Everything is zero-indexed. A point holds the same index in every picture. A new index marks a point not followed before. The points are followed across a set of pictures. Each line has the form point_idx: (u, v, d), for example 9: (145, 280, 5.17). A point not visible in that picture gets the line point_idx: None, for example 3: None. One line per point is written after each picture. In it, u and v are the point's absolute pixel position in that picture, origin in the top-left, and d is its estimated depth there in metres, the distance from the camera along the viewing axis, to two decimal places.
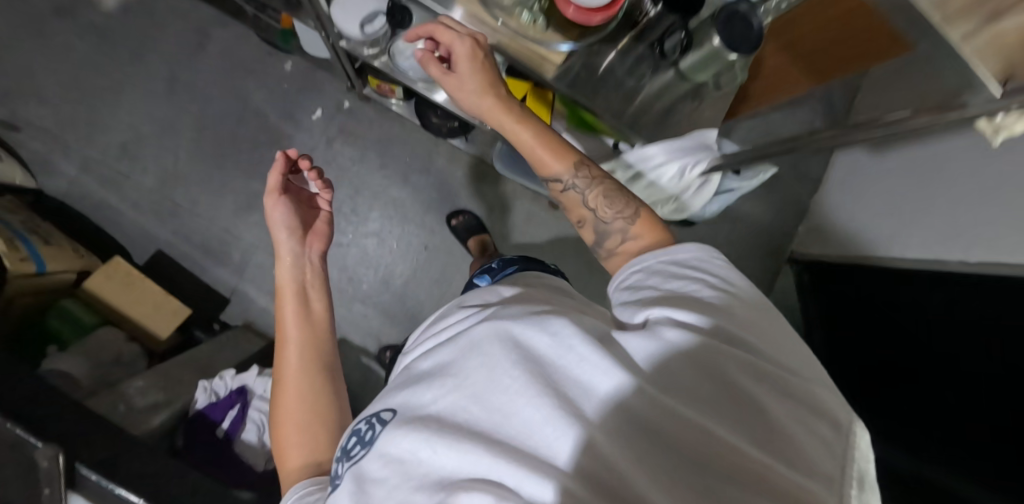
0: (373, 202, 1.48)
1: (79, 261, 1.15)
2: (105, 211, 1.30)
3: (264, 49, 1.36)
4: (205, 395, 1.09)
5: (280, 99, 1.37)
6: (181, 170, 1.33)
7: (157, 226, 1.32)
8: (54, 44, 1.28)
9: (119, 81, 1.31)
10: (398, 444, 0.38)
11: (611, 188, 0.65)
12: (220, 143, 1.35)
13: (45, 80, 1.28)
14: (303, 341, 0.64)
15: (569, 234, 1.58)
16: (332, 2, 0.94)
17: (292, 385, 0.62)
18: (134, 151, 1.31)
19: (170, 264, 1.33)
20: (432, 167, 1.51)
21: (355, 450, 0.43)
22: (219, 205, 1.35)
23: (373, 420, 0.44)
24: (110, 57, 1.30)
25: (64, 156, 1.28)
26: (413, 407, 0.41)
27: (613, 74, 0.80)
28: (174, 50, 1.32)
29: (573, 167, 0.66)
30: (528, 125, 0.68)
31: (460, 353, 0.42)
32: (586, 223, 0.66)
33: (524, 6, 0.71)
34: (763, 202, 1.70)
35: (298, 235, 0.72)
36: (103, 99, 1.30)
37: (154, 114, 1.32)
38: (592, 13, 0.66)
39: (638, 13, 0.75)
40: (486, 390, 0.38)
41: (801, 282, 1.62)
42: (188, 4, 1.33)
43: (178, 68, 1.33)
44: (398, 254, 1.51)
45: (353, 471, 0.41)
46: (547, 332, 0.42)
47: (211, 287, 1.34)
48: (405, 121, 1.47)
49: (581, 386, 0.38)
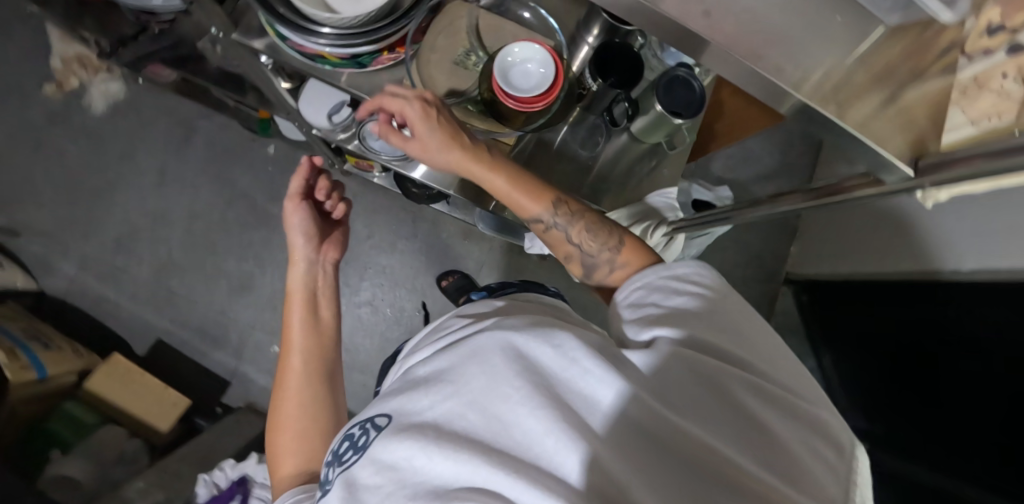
0: (364, 271, 1.52)
1: (79, 361, 1.18)
2: (104, 306, 1.33)
3: (248, 135, 1.41)
4: (205, 488, 1.05)
5: (266, 180, 1.41)
6: (175, 259, 1.37)
7: (154, 315, 1.35)
8: (50, 151, 1.35)
9: (112, 180, 1.37)
10: (392, 451, 0.36)
11: (593, 222, 0.64)
12: (211, 229, 1.39)
13: (43, 186, 1.34)
14: (309, 346, 0.63)
15: (560, 284, 1.58)
16: (299, 98, 1.03)
17: (294, 388, 0.59)
18: (129, 244, 1.36)
19: (168, 352, 1.34)
20: (418, 232, 1.55)
21: (347, 458, 0.41)
22: (212, 289, 1.37)
23: (366, 426, 0.42)
24: (103, 158, 1.37)
25: (63, 256, 1.33)
26: (407, 414, 0.39)
27: (568, 148, 0.82)
28: (162, 146, 1.39)
29: (552, 206, 0.65)
30: (502, 170, 0.66)
31: (459, 360, 0.40)
32: (573, 258, 0.66)
33: (467, 100, 0.73)
34: (749, 234, 1.70)
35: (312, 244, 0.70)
36: (98, 198, 1.36)
37: (147, 208, 1.37)
38: (532, 101, 0.68)
39: (581, 86, 0.76)
40: (487, 402, 0.36)
41: (800, 303, 1.66)
42: (172, 101, 1.39)
43: (167, 163, 1.39)
44: (393, 320, 1.52)
45: (343, 480, 0.39)
46: (552, 341, 0.39)
47: (209, 370, 1.35)
48: (388, 190, 1.53)
49: (586, 397, 0.36)
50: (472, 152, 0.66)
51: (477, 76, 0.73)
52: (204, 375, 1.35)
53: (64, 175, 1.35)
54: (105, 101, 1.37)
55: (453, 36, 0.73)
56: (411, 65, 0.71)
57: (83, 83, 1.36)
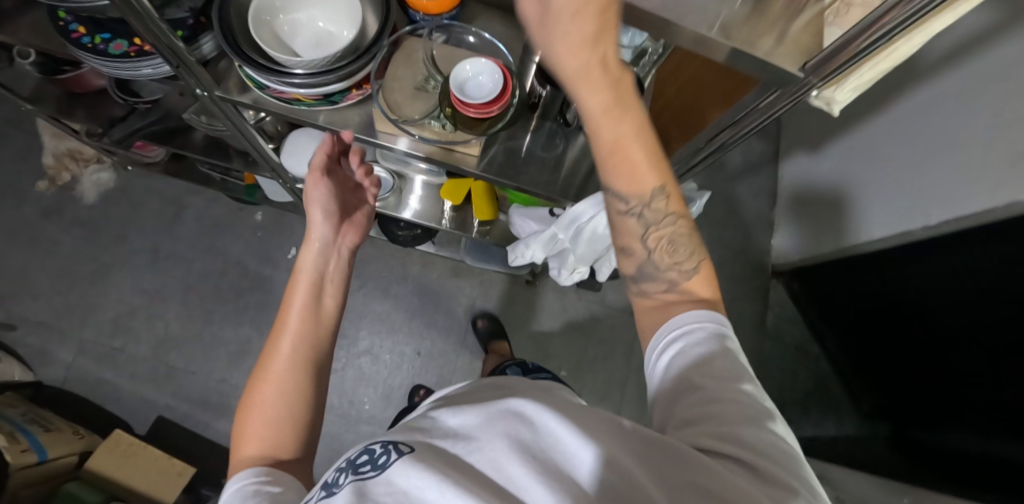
0: (359, 321, 1.54)
1: (79, 441, 1.17)
2: (103, 388, 1.33)
3: (235, 205, 1.48)
4: None
5: (256, 245, 1.46)
6: (171, 332, 1.39)
7: (154, 392, 1.35)
8: (45, 244, 1.40)
9: (106, 264, 1.41)
10: (407, 478, 0.34)
11: (680, 232, 0.56)
12: (206, 298, 1.42)
13: (39, 277, 1.38)
14: (305, 337, 0.62)
15: (553, 307, 1.61)
16: (282, 151, 1.10)
17: (280, 375, 0.59)
18: (126, 323, 1.38)
19: (171, 427, 1.33)
20: (408, 276, 1.58)
21: (357, 473, 0.38)
22: (211, 356, 1.38)
23: (384, 448, 0.39)
24: (96, 244, 1.42)
25: (60, 343, 1.34)
26: (437, 450, 0.37)
27: (533, 154, 0.91)
28: (153, 225, 1.45)
29: (658, 195, 0.53)
30: (631, 118, 0.50)
31: (498, 412, 0.40)
32: (631, 253, 0.58)
33: (432, 117, 0.82)
34: (728, 235, 1.75)
35: (329, 225, 0.72)
36: (93, 282, 1.39)
37: (141, 286, 1.41)
38: (490, 106, 0.75)
39: (533, 96, 0.87)
40: (518, 461, 0.35)
41: (792, 291, 1.69)
42: (161, 183, 1.48)
43: (159, 241, 1.44)
44: (394, 366, 1.52)
45: (353, 486, 0.36)
46: (590, 419, 0.40)
47: (213, 440, 1.33)
48: (375, 241, 1.59)
49: (607, 466, 0.35)
50: (624, 98, 0.49)
51: (436, 96, 0.82)
52: (210, 446, 1.33)
53: (59, 265, 1.39)
54: (96, 191, 1.44)
55: (411, 65, 0.81)
56: (378, 96, 0.80)
57: (74, 176, 1.44)
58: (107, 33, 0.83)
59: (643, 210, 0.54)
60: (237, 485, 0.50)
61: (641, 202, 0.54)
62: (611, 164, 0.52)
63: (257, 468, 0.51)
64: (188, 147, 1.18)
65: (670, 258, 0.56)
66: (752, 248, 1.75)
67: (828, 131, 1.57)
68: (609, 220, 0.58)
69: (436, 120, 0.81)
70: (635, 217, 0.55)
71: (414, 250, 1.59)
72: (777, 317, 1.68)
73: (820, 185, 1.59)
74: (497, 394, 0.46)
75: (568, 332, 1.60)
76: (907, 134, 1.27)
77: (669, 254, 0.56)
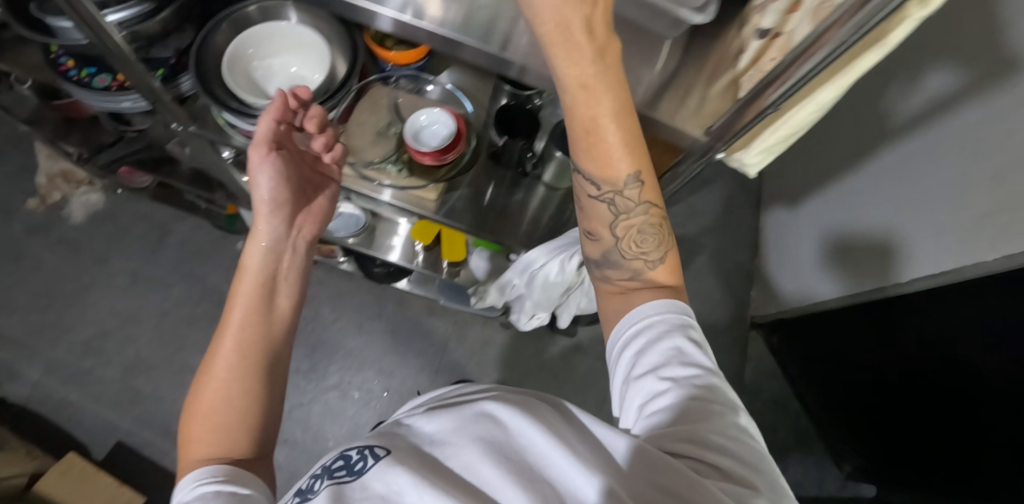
0: (331, 355, 1.54)
1: (32, 462, 1.17)
2: (66, 409, 1.33)
3: (218, 233, 1.52)
4: None
5: (234, 273, 1.49)
6: (141, 355, 1.39)
7: (116, 416, 1.34)
8: (29, 262, 1.43)
9: (86, 284, 1.43)
10: (385, 481, 0.36)
11: (651, 221, 0.56)
12: (180, 323, 1.43)
13: (18, 294, 1.40)
14: (249, 331, 0.59)
15: (527, 351, 1.60)
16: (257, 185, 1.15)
17: (224, 373, 0.55)
18: (97, 344, 1.39)
19: (130, 453, 1.31)
20: (383, 311, 1.59)
21: (332, 478, 0.39)
22: (178, 382, 1.38)
23: (361, 453, 0.40)
24: (79, 264, 1.45)
25: (30, 361, 1.35)
26: (416, 456, 0.38)
27: (495, 202, 0.98)
28: (136, 249, 1.48)
29: (631, 177, 0.53)
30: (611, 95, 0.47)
31: (470, 420, 0.41)
32: (598, 239, 0.59)
33: (388, 160, 0.86)
34: (707, 286, 1.75)
35: (282, 212, 0.67)
36: (70, 302, 1.41)
37: (117, 308, 1.43)
38: (440, 154, 0.81)
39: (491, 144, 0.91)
40: (494, 465, 0.37)
41: (772, 345, 1.67)
42: (149, 208, 1.52)
43: (140, 264, 1.47)
44: (362, 403, 1.50)
45: (331, 489, 0.37)
46: (558, 424, 0.41)
47: (170, 469, 1.31)
48: (353, 275, 1.61)
49: (582, 467, 0.37)
50: (609, 71, 0.46)
51: (395, 140, 0.87)
52: (166, 475, 1.31)
53: (40, 283, 1.42)
54: (85, 212, 1.49)
55: (373, 109, 0.86)
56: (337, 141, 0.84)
57: (64, 197, 1.49)
58: (94, 67, 0.90)
59: (613, 193, 0.54)
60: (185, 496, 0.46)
61: (614, 187, 0.54)
62: (587, 150, 0.52)
63: (210, 469, 0.48)
64: (171, 175, 1.22)
65: (636, 245, 0.57)
66: (731, 299, 1.75)
67: (804, 189, 1.61)
68: (580, 201, 0.58)
69: (392, 164, 0.86)
70: (602, 202, 0.56)
71: (391, 286, 1.61)
72: (755, 371, 1.66)
73: (799, 239, 1.62)
74: (460, 400, 0.46)
75: (541, 377, 1.58)
76: (881, 188, 1.28)
77: (638, 240, 0.56)
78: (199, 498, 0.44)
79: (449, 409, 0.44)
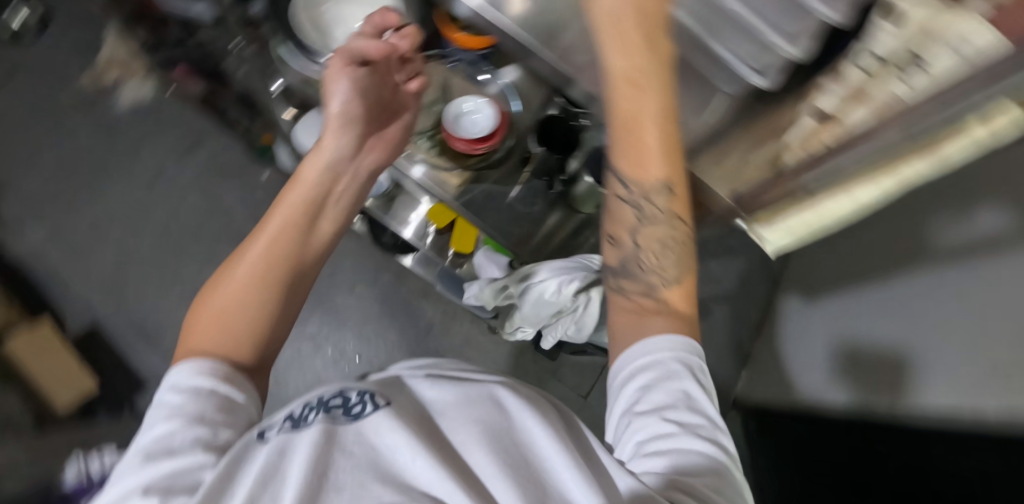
0: (316, 306, 1.55)
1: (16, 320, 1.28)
2: (59, 279, 1.37)
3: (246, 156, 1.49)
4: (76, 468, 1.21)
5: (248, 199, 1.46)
6: (140, 251, 1.41)
7: (100, 301, 1.37)
8: (67, 132, 1.47)
9: (112, 169, 1.47)
10: (382, 436, 0.39)
11: (672, 237, 0.59)
12: (184, 232, 1.43)
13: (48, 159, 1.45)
14: (282, 239, 0.60)
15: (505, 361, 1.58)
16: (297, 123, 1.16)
17: (249, 272, 0.56)
18: (104, 228, 1.42)
19: (102, 340, 1.34)
20: (379, 279, 1.59)
21: (328, 413, 0.42)
22: (164, 289, 1.38)
23: (360, 397, 0.43)
24: (111, 147, 1.48)
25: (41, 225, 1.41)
26: (412, 416, 0.41)
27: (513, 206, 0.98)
28: (167, 148, 1.49)
29: (666, 182, 0.56)
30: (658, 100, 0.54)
31: (474, 398, 0.44)
32: (617, 242, 0.62)
33: (424, 136, 0.91)
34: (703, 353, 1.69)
35: (346, 133, 0.70)
36: (91, 181, 1.45)
37: (132, 199, 1.45)
38: (474, 143, 0.86)
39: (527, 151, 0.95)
40: (479, 442, 0.39)
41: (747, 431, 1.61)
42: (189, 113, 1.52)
43: (166, 164, 1.48)
44: (331, 361, 1.51)
45: (323, 424, 0.40)
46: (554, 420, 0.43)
47: (133, 367, 1.33)
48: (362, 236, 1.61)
49: (583, 485, 0.36)
50: (651, 78, 0.54)
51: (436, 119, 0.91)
52: (127, 371, 1.33)
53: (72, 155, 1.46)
54: (131, 99, 1.51)
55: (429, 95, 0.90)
56: None
57: (117, 79, 1.51)
58: None
59: (633, 199, 0.58)
60: (177, 385, 0.46)
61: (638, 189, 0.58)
62: (623, 147, 0.57)
63: (210, 363, 0.48)
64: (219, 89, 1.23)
65: (656, 256, 0.59)
66: (722, 375, 1.69)
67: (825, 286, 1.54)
68: (609, 205, 0.62)
69: (427, 140, 0.90)
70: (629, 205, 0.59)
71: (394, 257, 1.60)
72: None
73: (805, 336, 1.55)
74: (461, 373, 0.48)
75: None
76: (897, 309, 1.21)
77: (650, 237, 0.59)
78: (195, 393, 0.45)
79: (453, 382, 0.46)
